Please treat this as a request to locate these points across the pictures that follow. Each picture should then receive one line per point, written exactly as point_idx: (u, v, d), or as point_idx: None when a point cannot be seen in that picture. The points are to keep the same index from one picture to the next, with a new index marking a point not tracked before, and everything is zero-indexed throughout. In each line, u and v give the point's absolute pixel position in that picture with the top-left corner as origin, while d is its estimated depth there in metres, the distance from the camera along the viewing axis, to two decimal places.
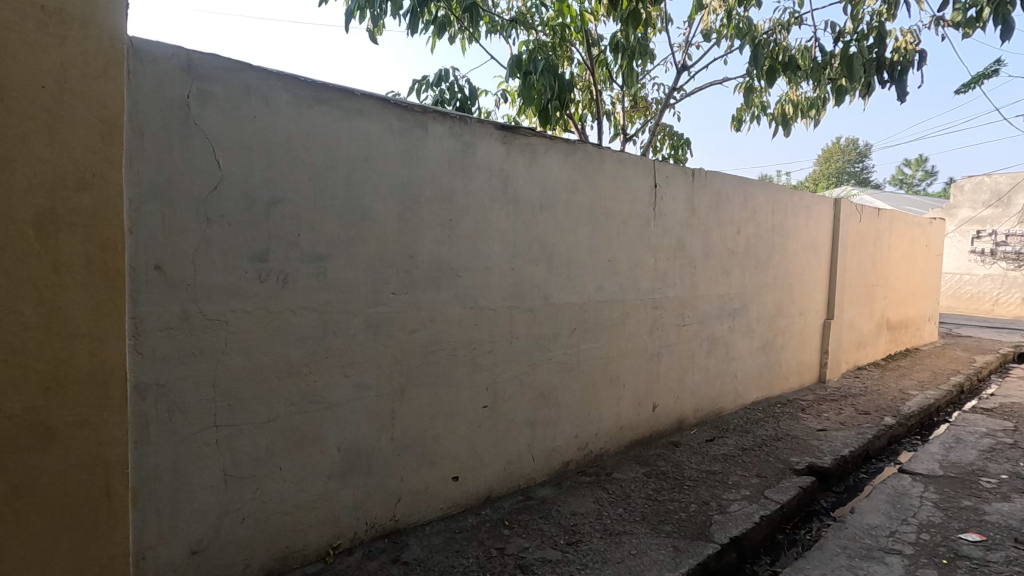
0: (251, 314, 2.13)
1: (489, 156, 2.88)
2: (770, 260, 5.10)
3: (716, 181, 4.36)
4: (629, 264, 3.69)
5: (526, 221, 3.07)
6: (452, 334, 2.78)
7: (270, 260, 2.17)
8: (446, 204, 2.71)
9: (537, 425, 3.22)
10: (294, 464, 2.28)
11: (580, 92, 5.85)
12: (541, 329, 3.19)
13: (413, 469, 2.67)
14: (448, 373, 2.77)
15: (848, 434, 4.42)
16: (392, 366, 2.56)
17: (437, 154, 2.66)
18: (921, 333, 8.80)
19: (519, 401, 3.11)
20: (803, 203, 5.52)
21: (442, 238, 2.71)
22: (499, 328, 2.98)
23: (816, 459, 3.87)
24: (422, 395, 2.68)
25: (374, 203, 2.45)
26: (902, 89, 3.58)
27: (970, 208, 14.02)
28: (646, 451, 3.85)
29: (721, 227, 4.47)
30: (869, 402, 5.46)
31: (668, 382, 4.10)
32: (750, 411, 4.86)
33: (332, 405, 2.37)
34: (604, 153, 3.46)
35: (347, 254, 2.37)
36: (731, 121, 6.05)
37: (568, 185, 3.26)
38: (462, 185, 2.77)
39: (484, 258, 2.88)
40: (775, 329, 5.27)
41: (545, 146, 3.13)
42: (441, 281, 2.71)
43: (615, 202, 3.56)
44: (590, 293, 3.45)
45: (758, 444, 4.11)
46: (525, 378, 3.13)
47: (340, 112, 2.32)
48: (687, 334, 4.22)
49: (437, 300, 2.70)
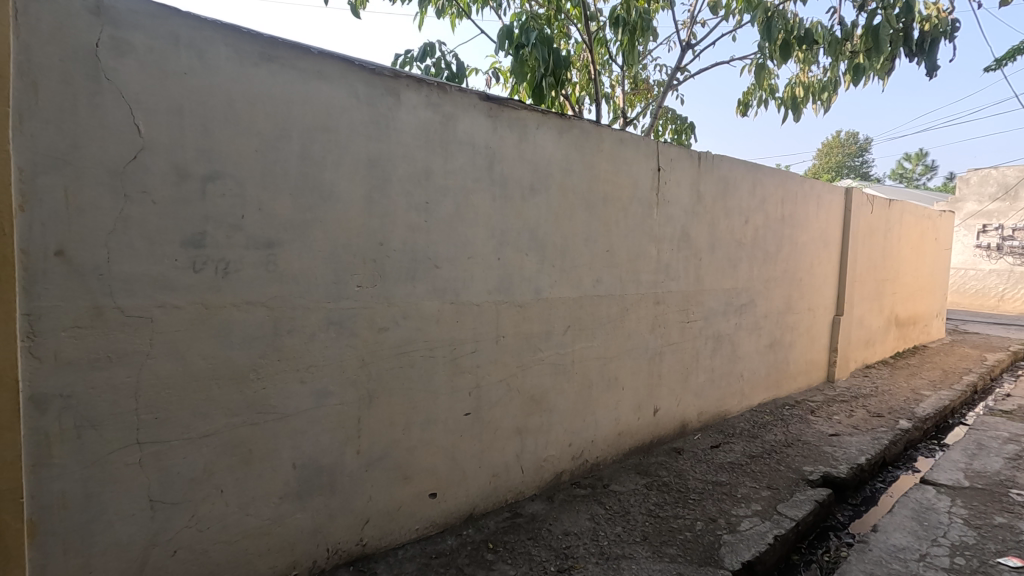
0: (184, 310, 1.79)
1: (473, 131, 2.54)
2: (780, 252, 4.78)
3: (724, 165, 4.03)
4: (629, 256, 3.36)
5: (515, 206, 2.74)
6: (429, 333, 2.44)
7: (207, 246, 1.82)
8: (423, 184, 2.37)
9: (527, 433, 2.89)
10: (240, 485, 1.96)
11: (578, 71, 5.49)
12: (532, 327, 2.86)
13: (384, 486, 2.35)
14: (424, 376, 2.44)
15: (863, 439, 4.12)
16: (359, 370, 2.23)
17: (412, 127, 2.32)
18: (929, 329, 8.50)
19: (506, 407, 2.78)
20: (815, 191, 5.18)
21: (418, 224, 2.37)
22: (484, 326, 2.64)
23: (832, 468, 3.56)
24: (394, 403, 2.35)
25: (336, 181, 2.11)
26: (933, 62, 3.24)
27: (976, 202, 13.74)
28: (646, 459, 3.54)
29: (729, 217, 4.14)
30: (881, 403, 5.17)
31: (670, 384, 3.78)
32: (757, 414, 4.55)
33: (287, 415, 2.05)
34: (603, 132, 3.12)
35: (303, 240, 2.04)
36: (737, 105, 5.70)
37: (562, 165, 2.93)
38: (440, 164, 2.43)
39: (466, 247, 2.55)
40: (784, 326, 4.96)
41: (537, 121, 2.79)
42: (416, 272, 2.38)
43: (614, 187, 3.23)
44: (587, 287, 3.12)
45: (768, 451, 3.80)
46: (513, 382, 2.80)
47: (293, 72, 1.97)
48: (691, 332, 3.90)
49: (413, 294, 2.37)
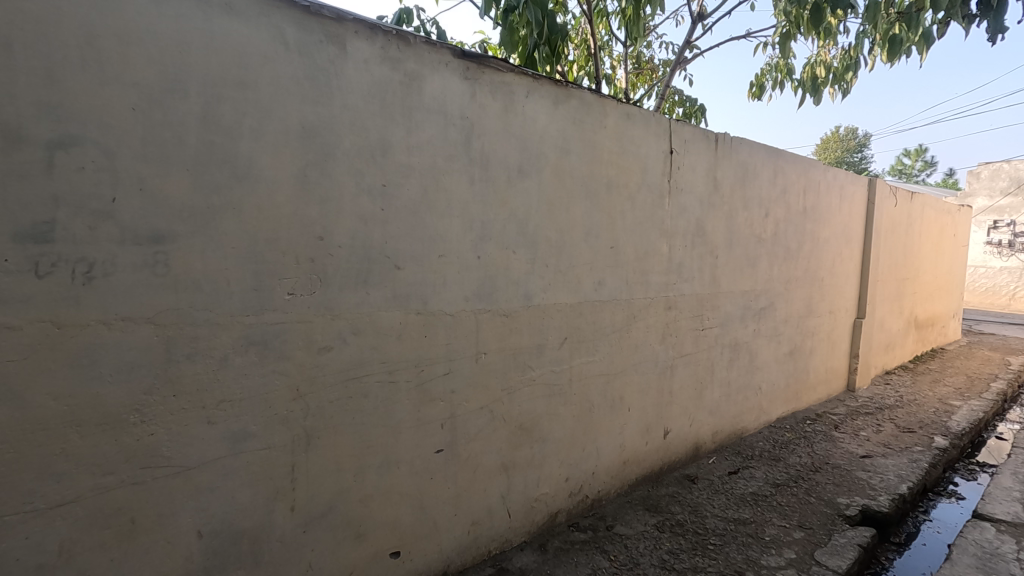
0: (21, 332, 1.26)
1: (446, 97, 2.01)
2: (801, 249, 4.27)
3: (743, 149, 3.51)
4: (637, 254, 2.84)
5: (499, 192, 2.21)
6: (388, 352, 1.92)
7: (58, 240, 1.30)
8: (378, 162, 1.84)
9: (514, 470, 2.38)
10: (116, 567, 1.43)
11: (576, 48, 4.98)
12: (520, 341, 2.34)
13: (328, 549, 1.83)
14: (382, 407, 1.92)
15: (899, 462, 3.63)
16: (291, 404, 1.71)
17: (364, 87, 1.79)
18: (946, 331, 8.04)
19: (488, 440, 2.27)
20: (838, 181, 4.68)
21: (373, 212, 1.84)
22: (460, 341, 2.12)
23: (871, 501, 3.07)
24: (340, 443, 1.83)
25: (256, 154, 1.58)
26: (1001, 23, 2.72)
27: (987, 196, 13.28)
28: (655, 490, 3.03)
29: (748, 208, 3.63)
30: (910, 417, 4.68)
31: (682, 402, 3.28)
32: (776, 431, 4.05)
33: (187, 469, 1.52)
34: (606, 106, 2.60)
35: (207, 233, 1.51)
36: (750, 87, 5.19)
37: (558, 143, 2.41)
38: (402, 137, 1.90)
39: (436, 243, 2.02)
40: (804, 331, 4.46)
41: (526, 88, 2.27)
42: (370, 275, 1.85)
43: (619, 171, 2.71)
44: (587, 291, 2.60)
45: (794, 478, 3.30)
46: (498, 408, 2.28)
47: (189, 3, 1.43)
48: (706, 341, 3.39)
49: (367, 303, 1.85)
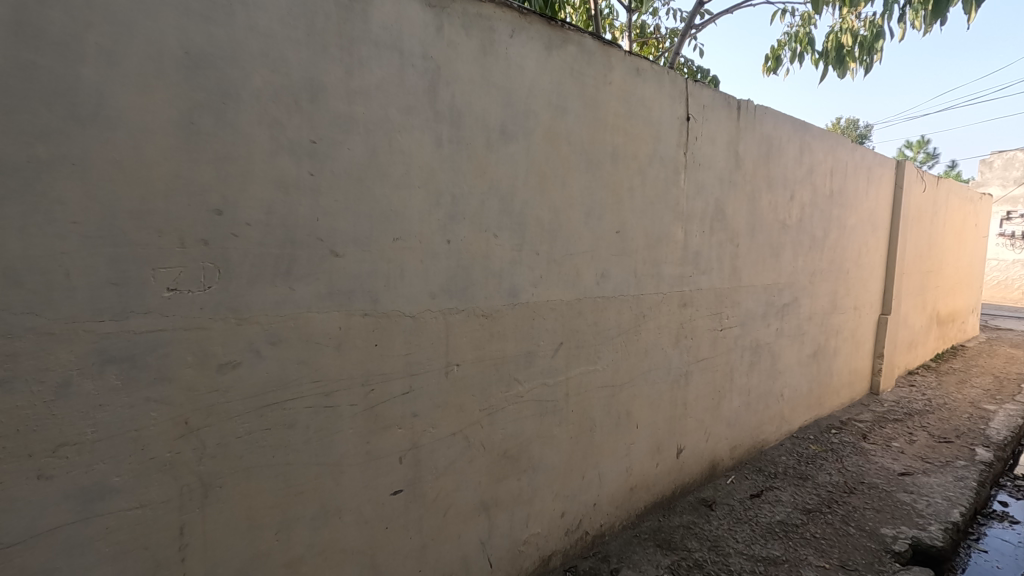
0: None
1: (402, 28, 1.52)
2: (827, 237, 3.80)
3: (768, 120, 3.03)
4: (648, 240, 2.36)
5: (474, 158, 1.72)
6: (323, 368, 1.43)
7: None
8: (304, 110, 1.35)
9: (496, 508, 1.90)
10: None
11: (575, 13, 4.49)
12: (504, 349, 1.86)
13: None
14: (316, 440, 1.44)
15: (944, 481, 3.17)
16: (178, 444, 1.22)
17: (281, 4, 1.29)
18: (965, 327, 7.59)
19: (463, 474, 1.79)
20: (866, 162, 4.20)
21: (298, 179, 1.35)
22: (423, 351, 1.64)
23: (921, 532, 2.61)
24: (254, 492, 1.34)
25: (109, 87, 1.08)
26: None
27: (1001, 185, 12.87)
28: (668, 521, 2.56)
29: (773, 189, 3.15)
30: (943, 424, 4.23)
31: (698, 414, 2.81)
32: (799, 442, 3.59)
33: (4, 547, 1.04)
34: (610, 57, 2.11)
35: (28, 200, 1.02)
36: (765, 61, 4.70)
37: (552, 98, 1.92)
38: (340, 77, 1.41)
39: (390, 223, 1.53)
40: (829, 329, 4.00)
41: (510, 26, 1.78)
42: (294, 265, 1.36)
43: (626, 139, 2.22)
44: (588, 286, 2.12)
45: (828, 503, 2.84)
46: (475, 433, 1.81)
47: None
48: (725, 343, 2.93)
49: (291, 302, 1.36)
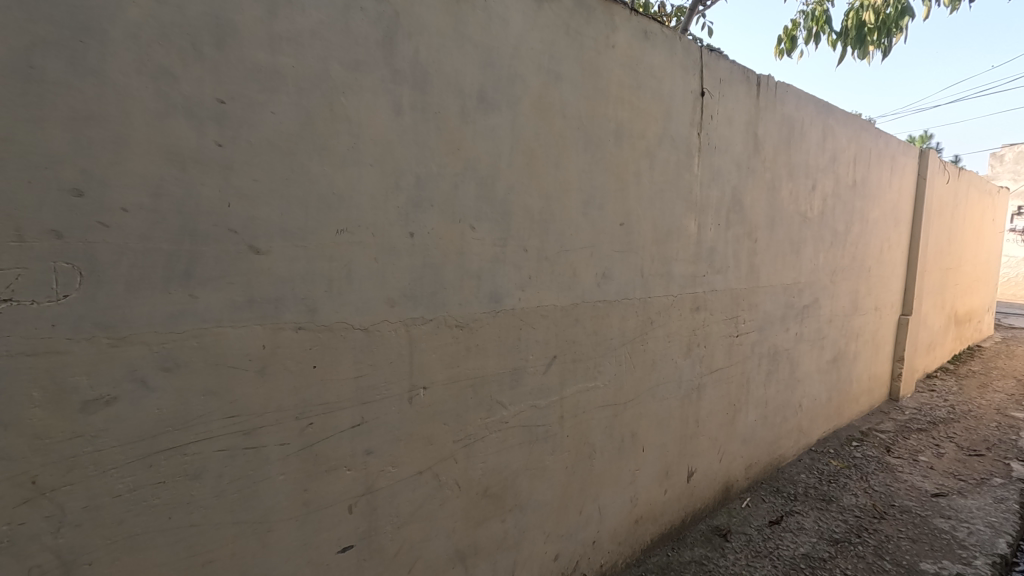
0: None
1: None
2: (849, 232, 3.47)
3: (790, 100, 2.69)
4: (657, 234, 2.03)
5: (446, 131, 1.39)
6: (240, 399, 1.10)
7: None
8: (206, 59, 1.01)
9: (474, 557, 1.57)
10: None
11: None
12: (484, 366, 1.53)
13: None
14: (232, 494, 1.11)
15: (983, 504, 2.84)
16: (23, 512, 0.89)
17: None
18: (982, 327, 7.26)
19: (432, 519, 1.46)
20: (890, 151, 3.86)
21: (200, 150, 1.01)
22: (379, 373, 1.31)
23: (966, 568, 2.28)
24: (142, 567, 1.01)
25: None
26: None
27: (1012, 179, 12.53)
28: (678, 557, 2.23)
29: (794, 177, 2.81)
30: (972, 434, 3.89)
31: (711, 432, 2.48)
32: (819, 457, 3.26)
33: None
34: (613, 15, 1.77)
35: None
36: (778, 42, 4.35)
37: (543, 60, 1.58)
38: (259, 17, 1.07)
39: (333, 213, 1.20)
40: (849, 332, 3.67)
41: None
42: (195, 265, 1.02)
43: (632, 115, 1.88)
44: (586, 288, 1.79)
45: (857, 532, 2.51)
46: (447, 469, 1.47)
47: None
48: (740, 351, 2.60)
49: (191, 315, 1.02)
